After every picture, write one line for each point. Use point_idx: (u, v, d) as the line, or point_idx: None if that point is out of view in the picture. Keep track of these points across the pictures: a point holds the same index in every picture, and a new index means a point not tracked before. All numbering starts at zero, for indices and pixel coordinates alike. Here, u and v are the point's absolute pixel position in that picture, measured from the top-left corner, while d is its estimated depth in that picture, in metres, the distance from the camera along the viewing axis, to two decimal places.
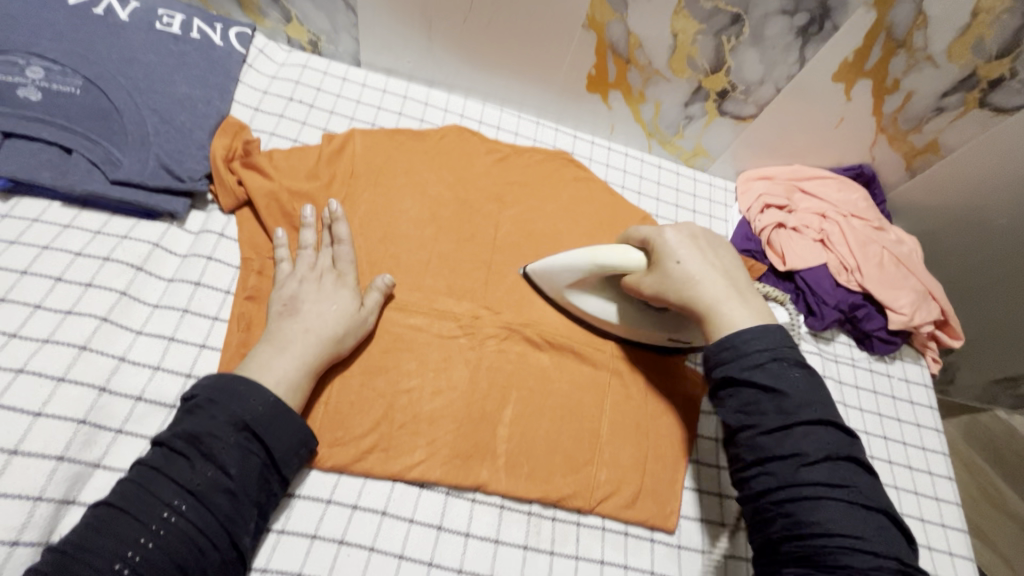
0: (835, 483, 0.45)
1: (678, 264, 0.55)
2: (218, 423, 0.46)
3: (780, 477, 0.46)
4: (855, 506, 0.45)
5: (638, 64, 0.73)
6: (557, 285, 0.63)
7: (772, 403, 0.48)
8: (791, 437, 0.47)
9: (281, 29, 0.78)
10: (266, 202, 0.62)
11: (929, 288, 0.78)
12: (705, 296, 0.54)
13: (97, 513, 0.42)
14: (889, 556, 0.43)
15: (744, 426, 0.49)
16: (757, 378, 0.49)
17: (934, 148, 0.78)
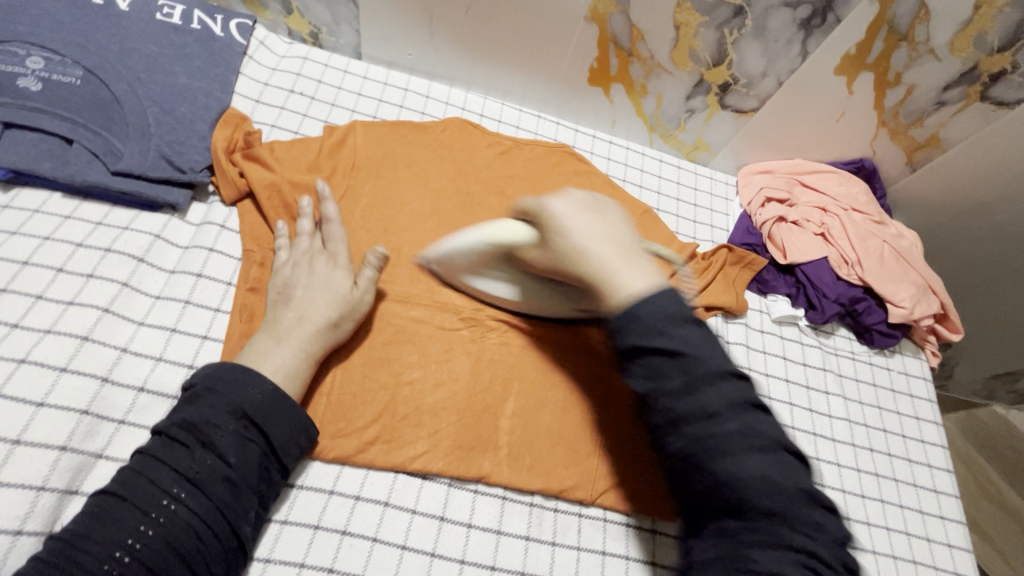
0: (744, 432, 0.41)
1: (563, 236, 0.48)
2: (215, 412, 0.46)
3: (694, 437, 0.41)
4: (765, 450, 0.41)
5: (640, 57, 0.73)
6: (453, 268, 0.60)
7: (676, 367, 0.41)
8: (700, 394, 0.41)
9: (281, 21, 0.78)
10: (267, 193, 0.62)
11: (929, 282, 0.78)
12: (597, 267, 0.46)
13: (96, 501, 0.42)
14: (796, 489, 0.40)
15: (653, 394, 0.41)
16: (662, 342, 0.41)
17: (935, 142, 0.78)
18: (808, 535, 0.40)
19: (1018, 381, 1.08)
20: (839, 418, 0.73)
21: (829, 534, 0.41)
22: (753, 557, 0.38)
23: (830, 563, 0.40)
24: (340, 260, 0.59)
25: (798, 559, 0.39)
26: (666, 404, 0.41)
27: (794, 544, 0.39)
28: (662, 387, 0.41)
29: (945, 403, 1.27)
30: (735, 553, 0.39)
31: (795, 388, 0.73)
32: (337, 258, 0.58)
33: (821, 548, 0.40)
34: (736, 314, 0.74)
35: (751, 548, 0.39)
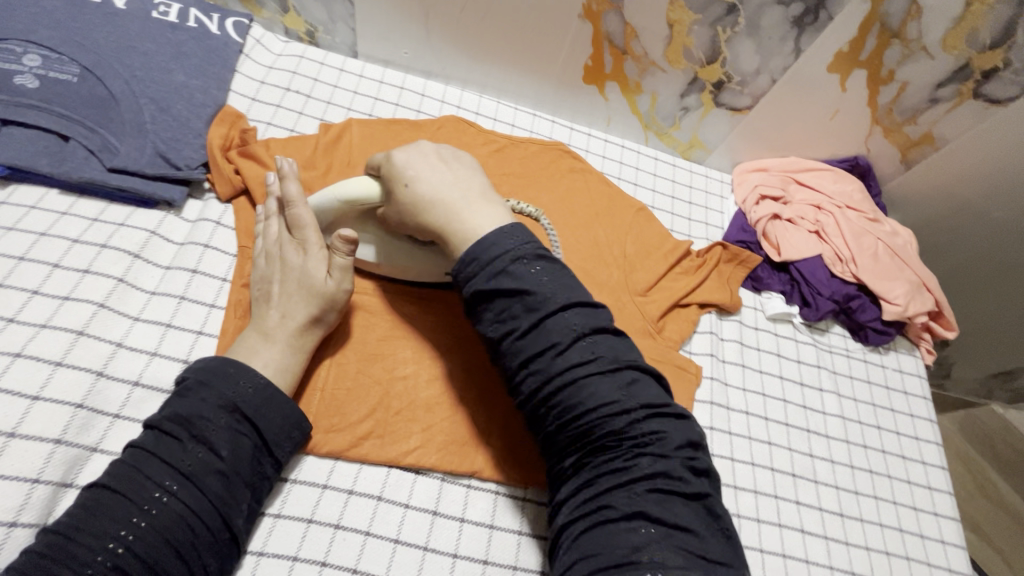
0: (584, 360, 0.45)
1: (408, 185, 0.51)
2: (207, 405, 0.46)
3: (542, 374, 0.45)
4: (607, 374, 0.45)
5: (634, 54, 0.74)
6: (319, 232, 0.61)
7: (521, 305, 0.45)
8: (541, 330, 0.45)
9: (278, 20, 0.79)
10: (263, 190, 0.62)
11: (924, 280, 0.78)
12: (441, 211, 0.50)
13: (88, 495, 0.43)
14: (639, 406, 0.44)
15: (504, 337, 0.46)
16: (504, 283, 0.45)
17: (928, 140, 0.78)
18: (657, 455, 0.44)
19: (1016, 378, 1.09)
20: (832, 414, 0.73)
21: (675, 444, 0.44)
22: (610, 500, 0.43)
23: (681, 475, 0.43)
24: (312, 248, 0.57)
25: (647, 485, 0.42)
26: (513, 344, 0.46)
27: (644, 471, 0.43)
28: (512, 326, 0.45)
29: (942, 402, 1.27)
30: (596, 496, 0.43)
31: (789, 385, 0.73)
32: (308, 245, 0.57)
33: (673, 464, 0.44)
34: (731, 312, 0.75)
35: (609, 488, 0.43)
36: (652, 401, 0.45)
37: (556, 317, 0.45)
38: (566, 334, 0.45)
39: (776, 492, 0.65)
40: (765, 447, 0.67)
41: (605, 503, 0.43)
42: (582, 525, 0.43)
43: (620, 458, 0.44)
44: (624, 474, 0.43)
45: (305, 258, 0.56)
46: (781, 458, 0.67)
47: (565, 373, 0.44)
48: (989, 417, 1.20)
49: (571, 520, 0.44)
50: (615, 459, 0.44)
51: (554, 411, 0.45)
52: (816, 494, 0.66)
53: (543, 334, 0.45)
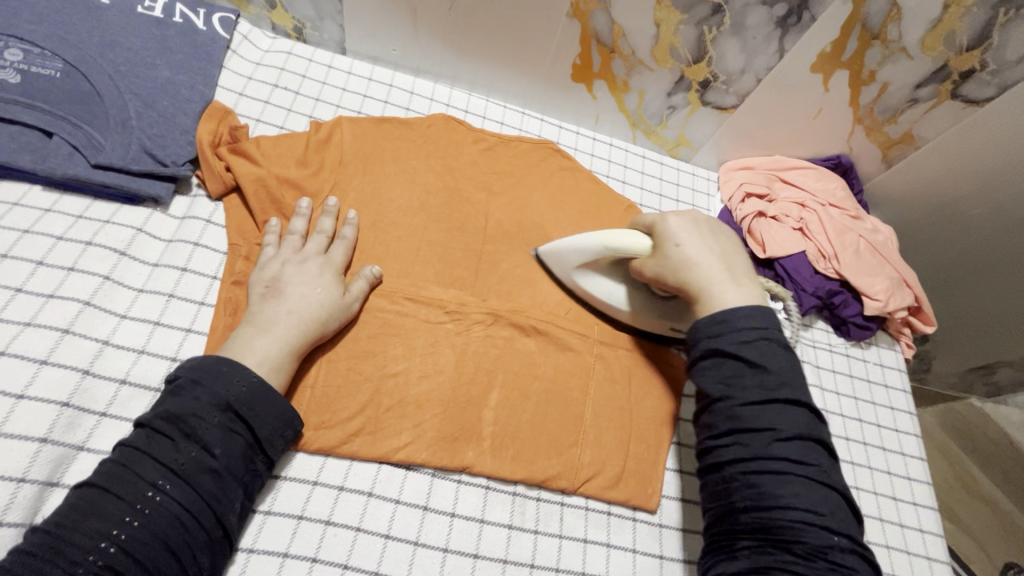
0: (800, 462, 0.45)
1: (677, 247, 0.56)
2: (200, 404, 0.46)
3: (750, 449, 0.46)
4: (815, 484, 0.45)
5: (622, 53, 0.74)
6: (565, 267, 0.66)
7: (755, 377, 0.48)
8: (769, 411, 0.47)
9: (265, 16, 0.78)
10: (254, 187, 0.62)
11: (904, 276, 0.80)
12: (703, 277, 0.54)
13: (78, 495, 0.42)
14: (838, 535, 0.44)
15: (726, 398, 0.48)
16: (745, 352, 0.49)
17: (908, 139, 0.80)
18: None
19: (993, 373, 1.12)
20: (816, 408, 0.74)
21: None
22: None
23: None
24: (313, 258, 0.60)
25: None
26: (732, 408, 0.47)
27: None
28: (737, 394, 0.48)
29: (923, 396, 1.30)
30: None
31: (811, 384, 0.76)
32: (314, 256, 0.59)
33: None
34: None
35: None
36: (853, 535, 0.45)
37: (783, 408, 0.47)
38: (790, 427, 0.46)
39: None
40: None
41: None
42: None
43: (803, 563, 0.43)
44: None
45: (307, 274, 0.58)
46: None
47: (778, 460, 0.45)
48: (970, 412, 1.23)
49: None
50: (798, 562, 0.43)
51: (749, 490, 0.45)
52: None
53: (767, 416, 0.47)
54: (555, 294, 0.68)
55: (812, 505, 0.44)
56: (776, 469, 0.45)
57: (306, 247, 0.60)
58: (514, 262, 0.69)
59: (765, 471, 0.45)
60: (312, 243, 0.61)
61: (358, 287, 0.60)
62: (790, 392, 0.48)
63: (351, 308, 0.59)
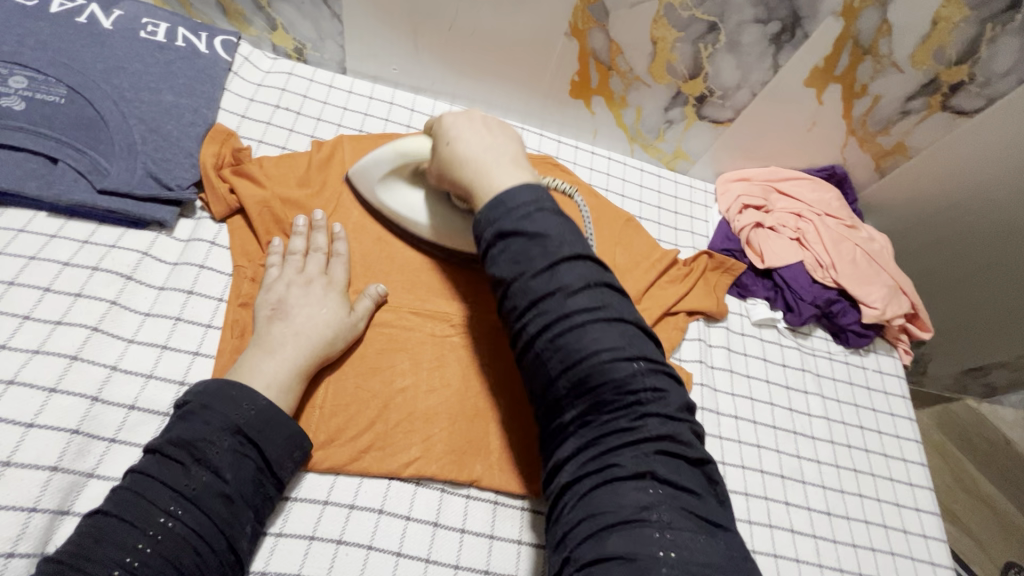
0: (595, 307, 0.45)
1: (449, 144, 0.55)
2: (208, 428, 0.46)
3: (552, 315, 0.45)
4: (611, 323, 0.45)
5: (619, 70, 0.75)
6: (371, 182, 0.66)
7: (539, 249, 0.46)
8: (556, 271, 0.46)
9: (266, 37, 0.78)
10: (258, 209, 0.63)
11: (900, 283, 0.81)
12: (471, 171, 0.53)
13: (88, 524, 0.42)
14: (643, 360, 0.45)
15: (517, 277, 0.46)
16: (525, 226, 0.47)
17: (900, 149, 0.82)
18: (661, 414, 0.45)
19: (987, 373, 1.19)
20: (817, 415, 0.76)
21: (675, 403, 0.46)
22: (616, 460, 0.43)
23: (684, 438, 0.45)
24: (317, 280, 0.60)
25: (653, 446, 0.43)
26: (526, 283, 0.46)
27: (651, 433, 0.43)
28: (527, 268, 0.46)
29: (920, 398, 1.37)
30: (603, 454, 0.43)
31: (744, 424, 0.71)
32: (315, 277, 0.60)
33: (675, 426, 0.45)
34: (717, 319, 0.77)
35: (615, 447, 0.43)
36: (650, 357, 0.46)
37: (568, 264, 0.46)
38: (577, 280, 0.46)
39: (766, 493, 0.67)
40: (754, 450, 0.70)
41: (613, 462, 0.43)
42: (591, 482, 0.43)
43: (625, 419, 0.44)
44: (631, 436, 0.43)
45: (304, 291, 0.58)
46: (768, 459, 0.70)
47: (575, 316, 0.45)
48: (964, 410, 1.32)
49: (575, 480, 0.44)
50: (621, 419, 0.44)
51: (560, 358, 0.45)
52: (803, 494, 0.69)
53: (556, 277, 0.45)
54: None
55: (615, 344, 0.44)
56: (575, 325, 0.45)
57: (307, 267, 0.60)
58: None
59: (568, 332, 0.45)
60: (315, 262, 0.61)
61: (365, 306, 0.61)
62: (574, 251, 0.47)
63: (357, 326, 0.59)
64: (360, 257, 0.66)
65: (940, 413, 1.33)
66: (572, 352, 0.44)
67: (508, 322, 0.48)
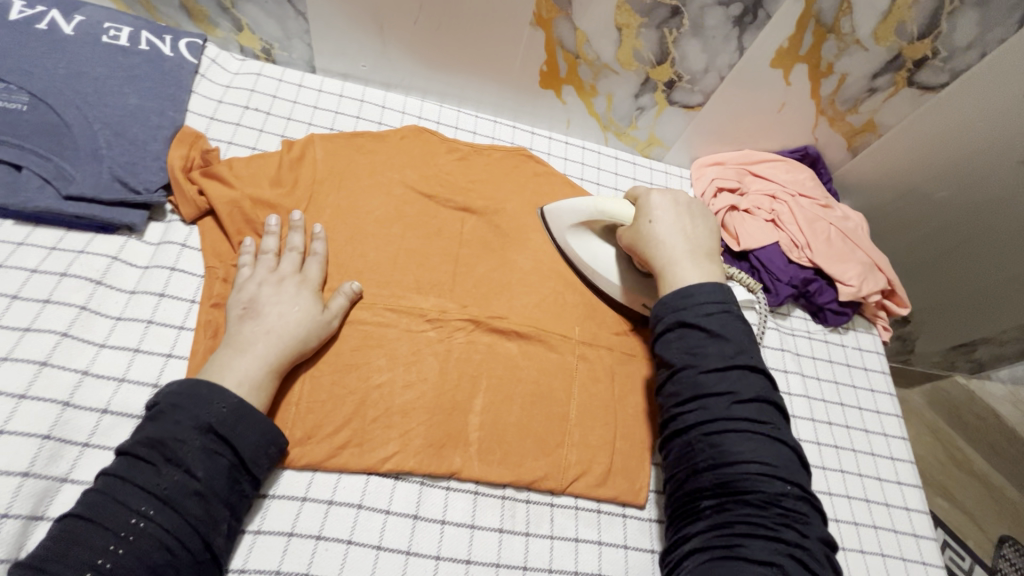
0: (757, 421, 0.49)
1: (649, 223, 0.61)
2: (183, 427, 0.47)
3: (713, 412, 0.50)
4: (770, 441, 0.49)
5: (587, 58, 0.75)
6: (562, 225, 0.71)
7: (716, 347, 0.52)
8: (724, 377, 0.50)
9: (233, 39, 0.77)
10: (228, 209, 0.63)
11: (876, 261, 0.82)
12: (664, 252, 0.59)
13: (60, 526, 0.42)
14: (794, 484, 0.48)
15: (689, 367, 0.52)
16: (708, 324, 0.52)
17: (870, 127, 0.83)
18: (801, 533, 0.46)
19: (976, 349, 1.23)
20: (798, 395, 0.77)
21: (815, 529, 0.47)
22: (743, 542, 0.45)
23: (816, 558, 0.45)
24: (288, 278, 0.60)
25: (786, 549, 0.45)
26: (695, 375, 0.51)
27: (787, 538, 0.45)
28: (700, 361, 0.51)
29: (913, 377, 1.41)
30: (727, 535, 0.46)
31: None
32: (286, 275, 0.60)
33: (810, 543, 0.46)
34: None
35: (746, 535, 0.45)
36: (804, 486, 0.48)
37: (740, 372, 0.51)
38: (747, 390, 0.50)
39: None
40: None
41: (740, 542, 0.45)
42: (710, 554, 0.46)
43: (762, 517, 0.46)
44: (765, 531, 0.45)
45: (279, 291, 0.58)
46: None
47: (738, 421, 0.49)
48: (954, 388, 1.36)
49: (697, 548, 0.47)
50: (758, 516, 0.46)
51: (710, 452, 0.49)
52: None
53: (726, 381, 0.50)
54: (531, 297, 0.70)
55: (771, 461, 0.48)
56: (737, 429, 0.49)
57: (280, 266, 0.60)
58: (490, 266, 0.71)
59: (726, 433, 0.49)
60: (287, 261, 0.61)
61: (339, 303, 0.61)
62: (748, 359, 0.51)
63: (330, 323, 0.59)
64: (334, 255, 0.66)
65: (930, 392, 1.41)
66: (724, 451, 0.48)
67: (666, 409, 0.54)
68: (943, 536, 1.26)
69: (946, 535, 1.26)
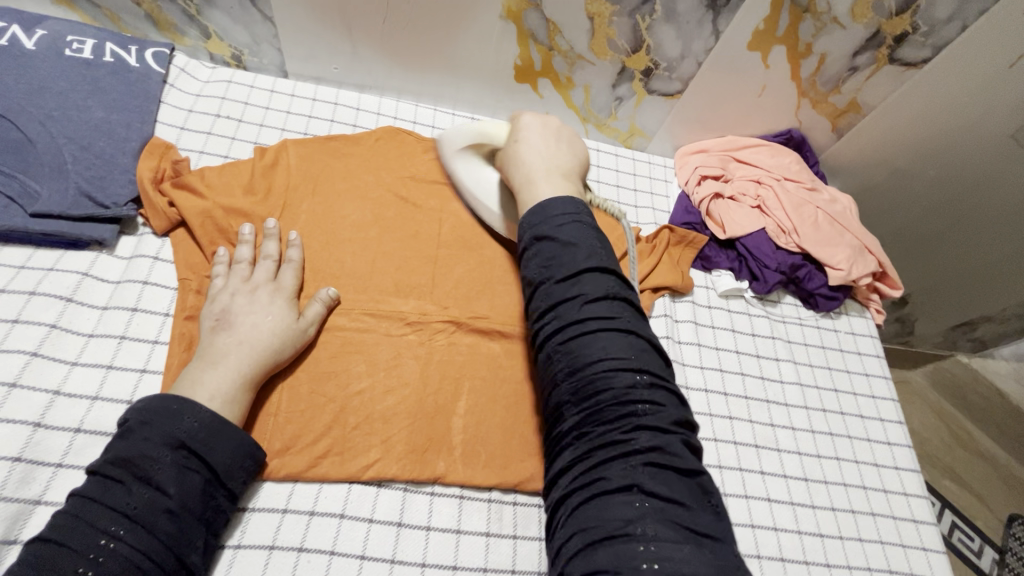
0: (603, 316, 0.49)
1: (515, 143, 0.64)
2: (150, 442, 0.46)
3: (564, 318, 0.49)
4: (617, 334, 0.48)
5: (560, 50, 0.74)
6: (451, 146, 0.70)
7: (568, 253, 0.52)
8: (577, 279, 0.50)
9: (201, 46, 0.76)
10: (199, 220, 0.62)
11: (865, 243, 0.81)
12: (522, 172, 0.61)
13: (26, 550, 0.41)
14: (644, 373, 0.47)
15: (545, 279, 0.52)
16: (559, 233, 0.53)
17: (854, 107, 0.81)
18: (656, 429, 0.45)
19: (972, 328, 1.27)
20: (790, 382, 0.76)
21: (671, 420, 0.46)
22: (606, 473, 0.44)
23: (678, 453, 0.44)
24: (261, 286, 0.59)
25: (642, 455, 0.44)
26: (549, 287, 0.51)
27: (642, 446, 0.44)
28: (554, 271, 0.51)
29: (913, 358, 1.43)
30: (595, 470, 0.45)
31: (713, 397, 0.72)
32: (258, 284, 0.59)
33: (669, 441, 0.45)
34: (683, 293, 0.77)
35: (606, 461, 0.44)
36: (653, 375, 0.47)
37: (587, 273, 0.51)
38: (595, 289, 0.50)
39: (740, 464, 0.68)
40: (726, 422, 0.70)
41: (601, 475, 0.44)
42: (581, 497, 0.44)
43: (617, 431, 0.45)
44: (621, 446, 0.44)
45: (251, 301, 0.57)
46: (742, 431, 0.70)
47: (584, 322, 0.49)
48: (958, 367, 1.41)
49: (569, 495, 0.46)
50: (614, 430, 0.45)
51: (565, 361, 0.49)
52: (779, 462, 0.69)
53: (576, 284, 0.50)
54: (513, 296, 0.69)
55: (620, 354, 0.47)
56: (584, 330, 0.48)
57: (253, 276, 0.59)
58: (469, 266, 0.70)
59: (576, 337, 0.48)
60: (260, 270, 0.60)
61: (315, 310, 0.60)
62: (601, 262, 0.51)
63: (306, 331, 0.58)
64: (308, 261, 0.65)
65: (932, 372, 1.43)
66: (576, 355, 0.48)
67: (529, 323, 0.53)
68: (949, 519, 1.24)
69: (954, 517, 1.25)
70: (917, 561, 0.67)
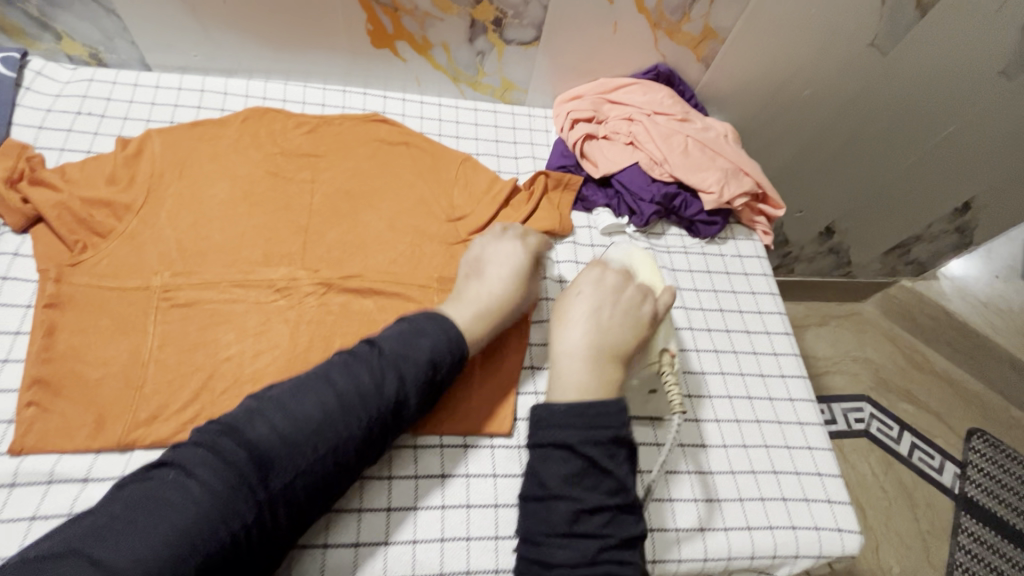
0: (617, 547, 0.52)
1: (574, 297, 0.66)
2: (423, 354, 0.57)
3: (578, 546, 0.52)
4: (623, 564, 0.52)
5: (406, 10, 0.75)
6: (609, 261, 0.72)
7: (596, 485, 0.54)
8: (600, 515, 0.53)
9: (57, 49, 0.78)
10: (56, 212, 0.63)
11: (739, 165, 0.82)
12: (562, 329, 0.64)
13: (309, 380, 0.53)
14: None
15: (568, 498, 0.53)
16: (588, 453, 0.54)
17: (710, 33, 0.82)
18: None
19: (910, 251, 1.33)
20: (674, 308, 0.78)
21: None
22: None
23: None
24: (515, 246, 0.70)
25: None
26: (569, 508, 0.53)
27: None
28: (581, 500, 0.53)
29: (862, 288, 1.47)
30: None
31: None
32: None
33: None
34: (563, 235, 0.79)
35: None
36: None
37: (612, 512, 0.53)
38: (616, 530, 0.53)
39: None
40: None
41: None
42: None
43: None
44: None
45: None
46: None
47: (596, 550, 0.52)
48: (902, 293, 1.47)
49: None
50: None
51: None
52: None
53: (597, 516, 0.53)
54: (387, 254, 0.71)
55: None
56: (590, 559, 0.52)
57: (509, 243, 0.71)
58: (342, 231, 0.71)
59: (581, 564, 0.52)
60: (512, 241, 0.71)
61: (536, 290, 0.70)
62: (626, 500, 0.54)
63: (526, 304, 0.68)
64: (152, 241, 0.65)
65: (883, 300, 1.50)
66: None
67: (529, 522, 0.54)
68: (909, 441, 1.32)
69: (914, 437, 1.33)
70: (802, 461, 0.70)
